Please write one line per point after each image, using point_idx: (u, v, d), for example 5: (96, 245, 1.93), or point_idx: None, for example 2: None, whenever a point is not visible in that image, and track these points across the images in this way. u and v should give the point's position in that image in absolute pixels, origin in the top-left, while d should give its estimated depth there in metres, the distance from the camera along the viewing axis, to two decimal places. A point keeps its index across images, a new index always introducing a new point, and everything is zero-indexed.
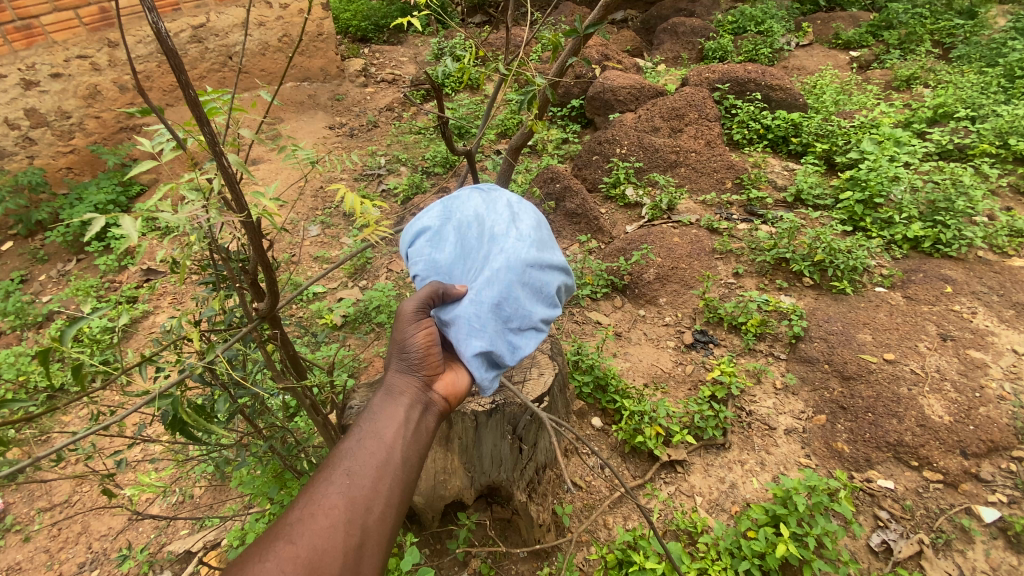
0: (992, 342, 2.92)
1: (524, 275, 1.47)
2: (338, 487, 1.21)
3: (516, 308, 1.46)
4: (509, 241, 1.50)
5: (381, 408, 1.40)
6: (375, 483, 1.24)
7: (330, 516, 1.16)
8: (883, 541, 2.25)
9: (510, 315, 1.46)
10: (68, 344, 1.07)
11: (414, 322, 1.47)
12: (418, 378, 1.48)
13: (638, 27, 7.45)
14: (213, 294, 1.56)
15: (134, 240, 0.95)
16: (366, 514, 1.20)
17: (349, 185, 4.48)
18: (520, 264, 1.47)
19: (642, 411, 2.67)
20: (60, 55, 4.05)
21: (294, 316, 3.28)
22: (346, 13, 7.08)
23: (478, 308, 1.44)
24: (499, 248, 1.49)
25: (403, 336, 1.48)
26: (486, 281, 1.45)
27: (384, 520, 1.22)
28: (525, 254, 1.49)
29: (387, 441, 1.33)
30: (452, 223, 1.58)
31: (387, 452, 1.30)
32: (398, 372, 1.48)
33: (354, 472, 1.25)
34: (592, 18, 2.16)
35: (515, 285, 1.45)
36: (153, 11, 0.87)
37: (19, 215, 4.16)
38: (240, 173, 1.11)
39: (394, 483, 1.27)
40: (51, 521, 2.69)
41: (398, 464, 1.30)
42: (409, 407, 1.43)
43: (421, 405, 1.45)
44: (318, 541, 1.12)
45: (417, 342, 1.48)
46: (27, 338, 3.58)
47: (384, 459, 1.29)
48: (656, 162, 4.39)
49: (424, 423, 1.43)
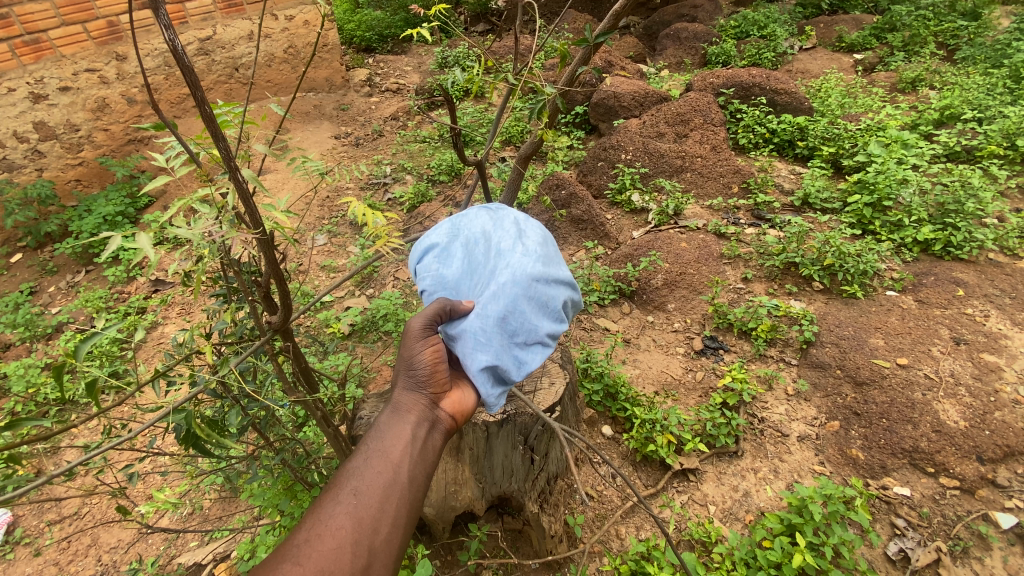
0: (1006, 346, 2.88)
1: (530, 288, 1.46)
2: (345, 507, 1.20)
3: (522, 321, 1.45)
4: (514, 256, 1.49)
5: (388, 426, 1.39)
6: (383, 504, 1.23)
7: (337, 537, 1.15)
8: (901, 550, 2.21)
9: (515, 329, 1.45)
10: (83, 359, 1.07)
11: (421, 339, 1.46)
12: (426, 395, 1.47)
13: (641, 32, 7.48)
14: (224, 306, 1.54)
15: (149, 255, 0.95)
16: (374, 535, 1.18)
17: (355, 194, 4.52)
18: (526, 278, 1.46)
19: (653, 419, 2.66)
20: (68, 69, 4.11)
21: (303, 326, 3.28)
22: (350, 25, 7.19)
23: (484, 322, 1.43)
24: (505, 263, 1.48)
25: (410, 353, 1.47)
26: (492, 295, 1.44)
27: (390, 540, 1.20)
28: (531, 268, 1.48)
29: (394, 460, 1.31)
30: (460, 240, 1.59)
31: (393, 471, 1.29)
32: (404, 390, 1.47)
33: (360, 493, 1.23)
34: (603, 27, 2.14)
35: (521, 298, 1.44)
36: (169, 28, 0.87)
37: (29, 227, 4.19)
38: (253, 187, 1.11)
39: (401, 502, 1.26)
40: (62, 534, 2.70)
41: (403, 483, 1.28)
42: (416, 425, 1.41)
43: (427, 422, 1.44)
44: (325, 563, 1.11)
45: (425, 360, 1.47)
46: (37, 349, 3.61)
47: (391, 479, 1.27)
48: (661, 167, 4.37)
49: (431, 441, 1.41)
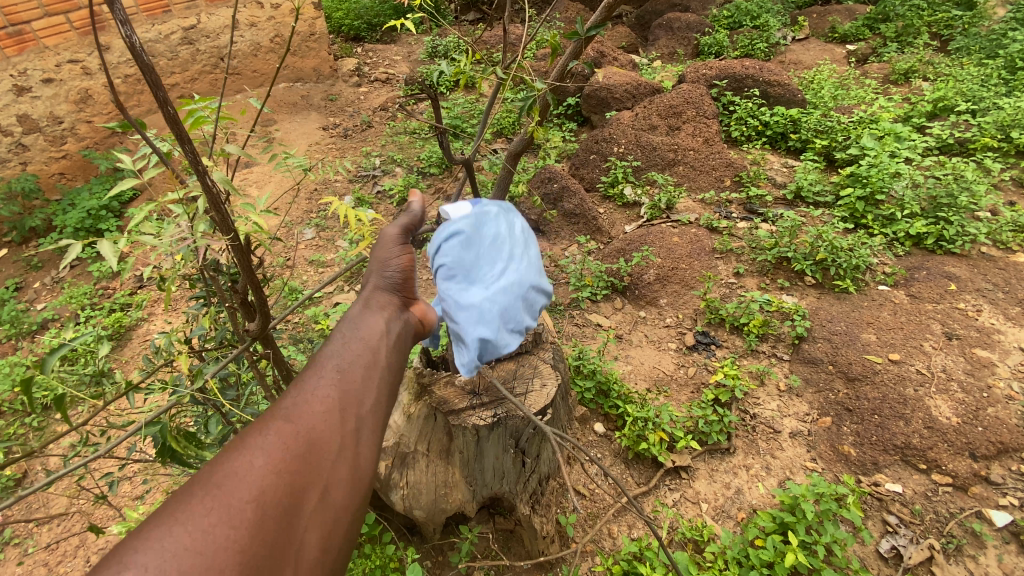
0: (998, 341, 2.89)
1: (530, 293, 1.56)
2: (327, 377, 1.05)
3: (517, 320, 1.54)
4: (524, 262, 1.56)
5: (359, 316, 1.23)
6: (368, 375, 1.09)
7: (322, 404, 1.00)
8: (893, 547, 2.22)
9: (512, 325, 1.53)
10: (48, 373, 1.06)
11: (396, 245, 1.40)
12: (396, 298, 1.36)
13: (633, 22, 7.38)
14: (203, 311, 1.50)
15: (111, 264, 0.93)
16: (361, 404, 1.04)
17: (344, 187, 4.44)
18: (530, 285, 1.55)
19: (645, 417, 2.62)
20: (50, 60, 3.99)
21: (291, 323, 3.22)
22: (338, 13, 7.03)
23: (490, 313, 1.47)
24: (516, 267, 1.53)
25: (383, 259, 1.38)
26: (501, 293, 1.49)
27: (378, 410, 1.07)
28: (534, 277, 1.57)
29: (373, 340, 1.17)
30: (478, 228, 1.55)
31: (374, 351, 1.14)
32: (375, 290, 1.34)
33: (344, 365, 1.08)
34: (595, 19, 2.07)
35: (522, 301, 1.53)
36: (126, 24, 0.82)
37: (13, 222, 4.09)
38: (226, 192, 1.07)
39: (385, 378, 1.12)
40: (49, 536, 2.65)
41: (385, 362, 1.15)
42: (389, 319, 1.27)
43: (399, 320, 1.30)
44: (312, 427, 0.96)
45: (400, 266, 1.38)
46: (22, 347, 3.52)
47: (373, 357, 1.13)
48: (654, 160, 4.33)
49: (405, 335, 1.27)
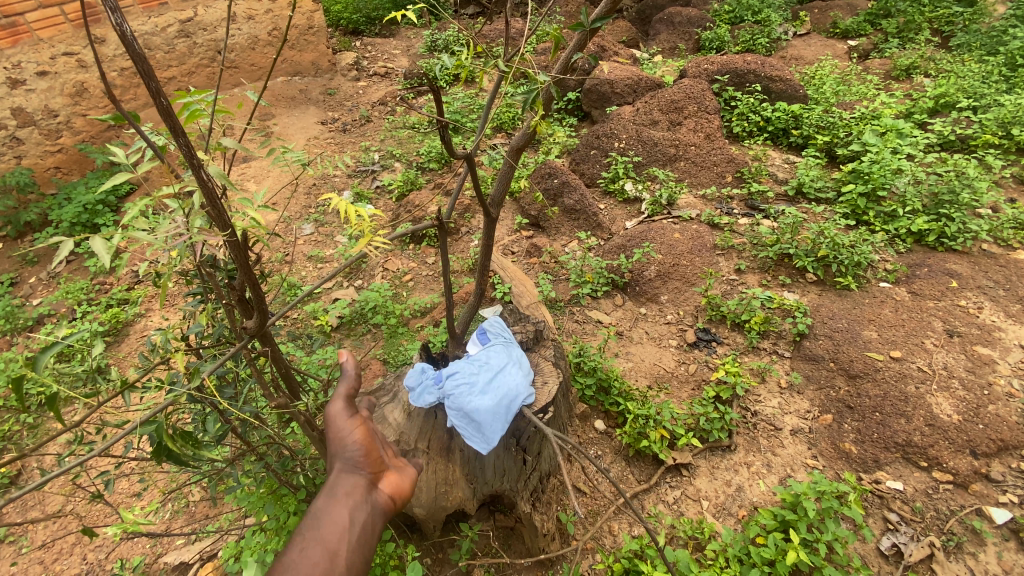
0: (999, 338, 2.88)
1: (515, 396, 1.86)
2: None
3: (503, 411, 1.83)
4: (513, 376, 1.91)
5: (324, 507, 1.22)
6: None
7: None
8: (894, 544, 2.21)
9: (498, 412, 1.83)
10: (41, 371, 1.04)
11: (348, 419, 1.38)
12: (363, 477, 1.32)
13: (633, 17, 7.33)
14: (201, 308, 1.48)
15: (105, 262, 0.92)
16: None
17: (343, 181, 4.41)
18: (516, 389, 1.87)
19: (646, 414, 2.61)
20: (45, 53, 3.95)
21: (289, 319, 3.19)
22: (336, 6, 6.97)
23: (482, 401, 1.82)
24: (506, 376, 1.90)
25: (340, 436, 1.36)
26: (491, 389, 1.84)
27: None
28: (520, 385, 1.89)
29: (335, 536, 1.16)
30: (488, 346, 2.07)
31: (334, 549, 1.13)
32: (339, 472, 1.32)
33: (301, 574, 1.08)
34: (600, 12, 2.04)
35: (508, 398, 1.84)
36: (116, 11, 0.80)
37: (8, 216, 4.00)
38: (221, 186, 1.04)
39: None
40: (45, 534, 2.63)
41: (347, 559, 1.13)
42: (355, 505, 1.25)
43: (368, 502, 1.27)
44: None
45: (357, 442, 1.36)
46: (17, 343, 3.49)
47: (332, 557, 1.12)
48: (655, 156, 4.31)
49: (373, 521, 1.24)
